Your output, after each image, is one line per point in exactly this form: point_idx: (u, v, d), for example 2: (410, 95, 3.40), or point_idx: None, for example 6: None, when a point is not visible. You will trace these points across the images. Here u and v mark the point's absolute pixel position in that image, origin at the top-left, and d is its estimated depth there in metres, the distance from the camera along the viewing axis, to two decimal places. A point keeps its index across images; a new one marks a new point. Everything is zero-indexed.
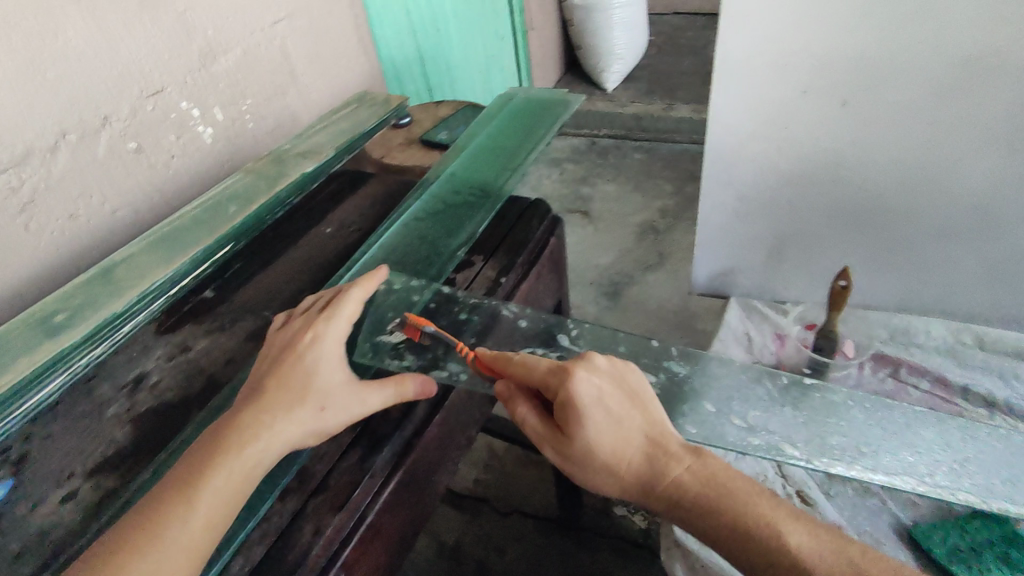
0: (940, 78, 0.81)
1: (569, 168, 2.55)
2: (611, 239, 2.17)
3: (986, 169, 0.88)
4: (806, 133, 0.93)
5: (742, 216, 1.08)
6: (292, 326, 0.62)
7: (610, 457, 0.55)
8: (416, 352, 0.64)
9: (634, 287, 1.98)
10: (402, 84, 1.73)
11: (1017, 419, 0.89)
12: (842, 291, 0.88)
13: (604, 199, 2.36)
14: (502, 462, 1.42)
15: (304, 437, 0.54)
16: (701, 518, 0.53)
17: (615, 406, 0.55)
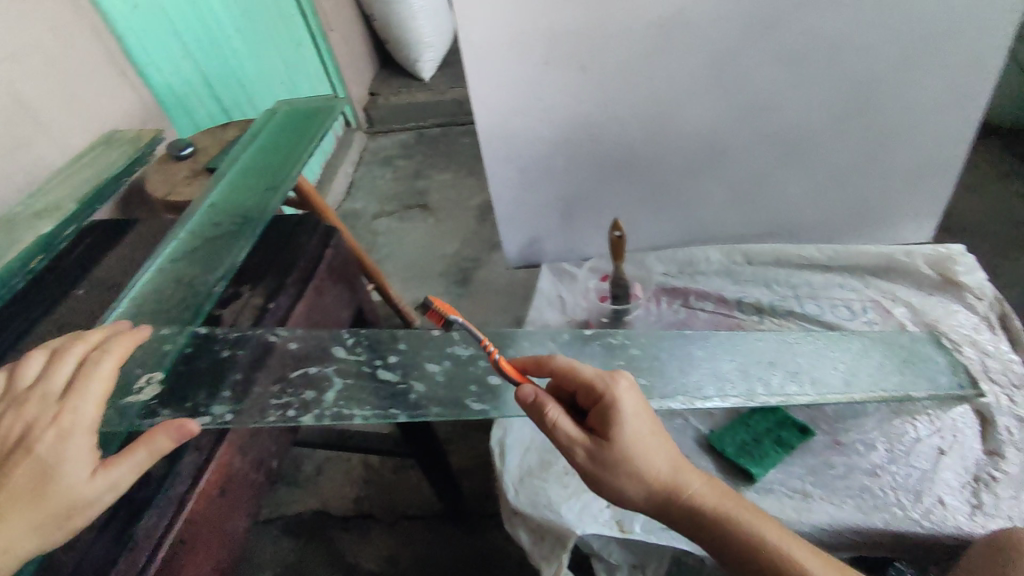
0: (650, 35, 0.89)
1: (400, 165, 2.51)
2: (453, 228, 2.18)
3: (710, 110, 0.98)
4: (558, 101, 0.98)
5: (528, 187, 1.12)
6: (23, 409, 0.53)
7: (643, 467, 0.58)
8: (172, 405, 0.61)
9: (481, 270, 2.01)
10: (193, 112, 1.50)
11: (781, 317, 1.03)
12: (618, 241, 0.96)
13: (440, 188, 2.36)
14: (380, 475, 1.35)
15: (47, 545, 0.48)
16: (716, 534, 0.58)
17: (649, 424, 0.60)
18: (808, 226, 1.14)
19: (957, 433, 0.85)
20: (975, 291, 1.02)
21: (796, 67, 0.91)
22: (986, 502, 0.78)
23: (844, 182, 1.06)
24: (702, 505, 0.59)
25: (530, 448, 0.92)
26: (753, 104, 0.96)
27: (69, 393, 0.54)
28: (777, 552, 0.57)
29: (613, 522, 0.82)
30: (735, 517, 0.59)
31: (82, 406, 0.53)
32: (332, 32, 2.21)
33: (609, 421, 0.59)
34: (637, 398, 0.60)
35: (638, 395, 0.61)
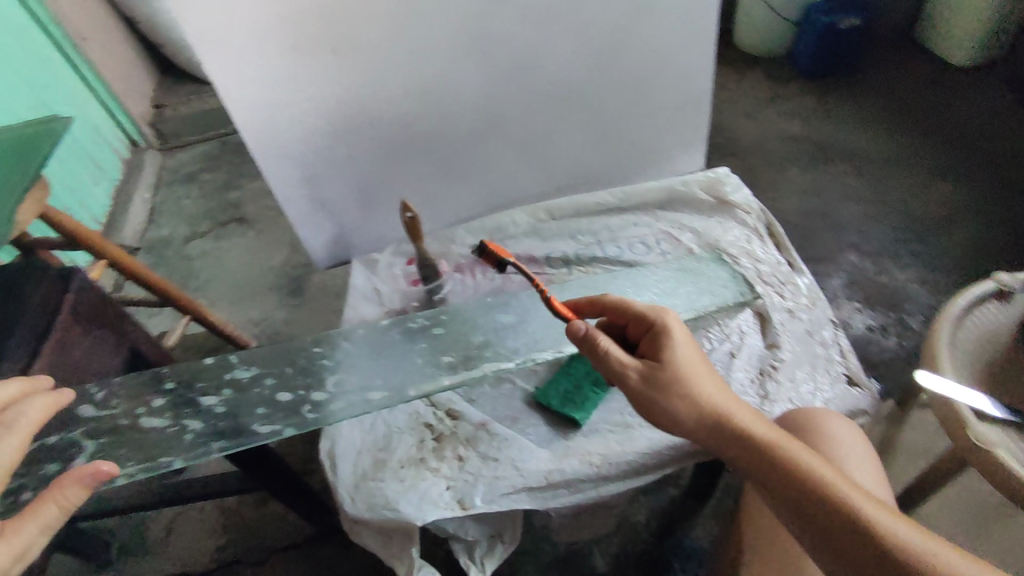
0: (396, 9, 0.86)
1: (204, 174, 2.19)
2: (275, 237, 1.92)
3: (477, 78, 0.97)
4: (320, 88, 0.92)
5: (315, 183, 1.05)
6: None
7: (693, 385, 0.61)
8: None
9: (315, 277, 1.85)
10: None
11: (587, 265, 1.08)
12: (412, 222, 0.93)
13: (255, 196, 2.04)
14: (238, 512, 1.12)
15: None
16: (745, 453, 0.57)
17: (702, 360, 0.64)
18: (600, 173, 1.18)
19: (742, 336, 0.95)
20: (744, 206, 1.13)
21: (546, 23, 0.92)
22: (770, 392, 0.88)
23: (621, 126, 1.10)
24: (742, 427, 0.58)
25: (362, 450, 0.88)
26: (516, 64, 0.97)
27: None
28: (810, 470, 0.54)
29: (454, 502, 0.82)
30: (779, 439, 0.57)
31: None
32: (83, 38, 1.89)
33: (683, 341, 0.64)
34: (688, 336, 0.65)
35: (695, 338, 0.65)
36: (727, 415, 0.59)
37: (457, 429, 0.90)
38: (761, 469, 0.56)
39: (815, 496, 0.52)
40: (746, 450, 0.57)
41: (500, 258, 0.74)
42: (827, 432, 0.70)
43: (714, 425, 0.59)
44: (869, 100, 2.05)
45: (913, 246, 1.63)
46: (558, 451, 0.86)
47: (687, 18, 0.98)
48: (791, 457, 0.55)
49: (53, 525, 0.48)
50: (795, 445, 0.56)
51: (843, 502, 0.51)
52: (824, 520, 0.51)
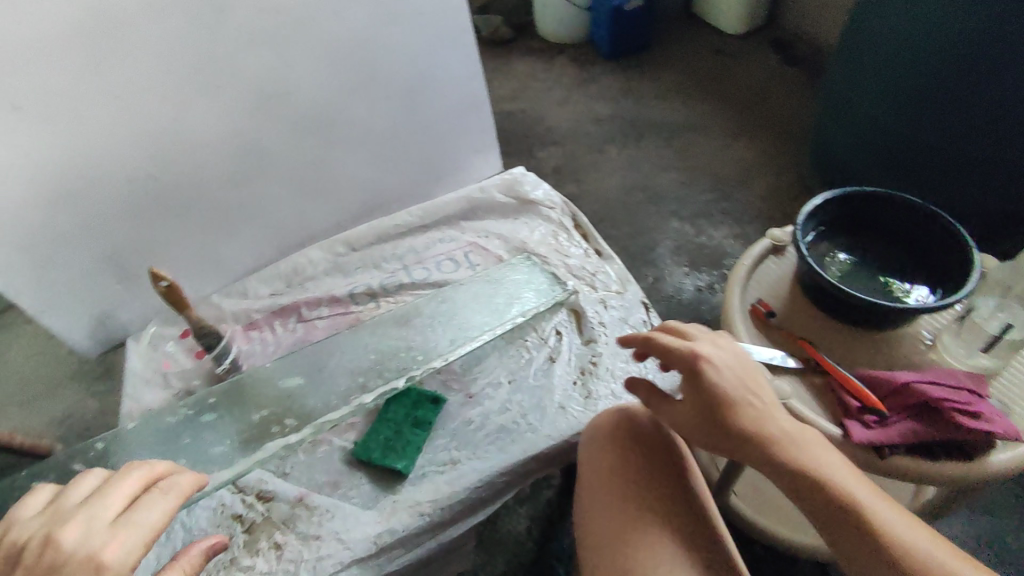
0: (83, 51, 0.73)
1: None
2: None
3: (215, 111, 0.85)
4: (14, 154, 0.75)
5: (48, 265, 0.86)
6: (109, 505, 0.46)
7: (728, 417, 0.56)
8: None
9: None
10: None
11: (396, 294, 1.01)
12: (170, 289, 0.81)
13: None
14: None
15: None
16: (777, 473, 0.55)
17: (740, 372, 0.58)
18: (397, 193, 1.11)
19: (558, 336, 0.93)
20: (546, 202, 1.12)
21: (279, 45, 0.84)
22: (593, 391, 0.86)
23: (403, 140, 1.05)
24: (778, 455, 0.55)
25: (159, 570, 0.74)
26: (261, 91, 0.87)
27: (121, 516, 0.46)
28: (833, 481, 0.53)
29: None
30: (809, 453, 0.54)
31: (136, 523, 0.46)
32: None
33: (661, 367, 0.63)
34: (724, 354, 0.60)
35: (724, 349, 0.60)
36: (776, 446, 0.54)
37: (271, 512, 0.78)
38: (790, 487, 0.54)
39: (839, 514, 0.52)
40: (792, 485, 0.54)
41: (768, 315, 0.82)
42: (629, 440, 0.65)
43: (748, 451, 0.56)
44: (666, 75, 2.17)
45: (724, 204, 1.74)
46: (386, 508, 0.78)
47: (433, 21, 0.96)
48: (819, 477, 0.53)
49: None
50: (822, 462, 0.54)
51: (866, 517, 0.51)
52: (850, 536, 0.51)
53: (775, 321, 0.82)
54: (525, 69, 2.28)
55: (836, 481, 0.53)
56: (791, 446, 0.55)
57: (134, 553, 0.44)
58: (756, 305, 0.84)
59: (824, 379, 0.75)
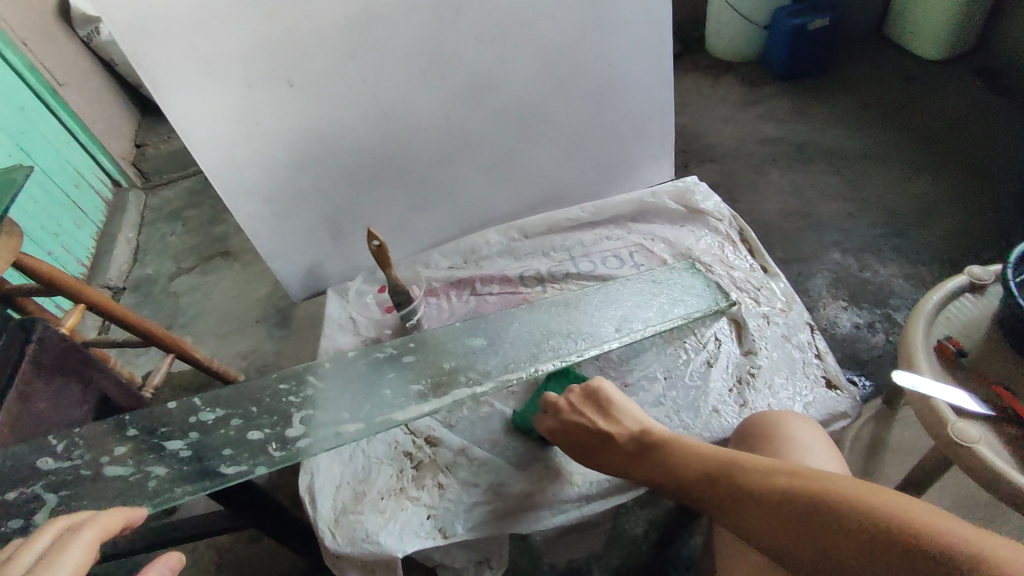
0: (345, 43, 0.88)
1: (190, 216, 2.17)
2: (260, 271, 1.91)
3: (434, 99, 0.98)
4: (281, 121, 0.93)
5: (282, 215, 1.04)
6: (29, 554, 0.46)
7: (617, 445, 0.72)
8: None
9: (301, 306, 1.78)
10: None
11: (562, 282, 1.07)
12: (379, 249, 0.93)
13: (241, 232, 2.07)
14: (234, 553, 1.05)
15: None
16: (679, 482, 0.64)
17: (612, 409, 0.76)
18: (570, 189, 1.18)
19: (718, 343, 0.94)
20: (715, 214, 1.13)
21: (498, 45, 0.95)
22: (749, 401, 0.87)
23: (585, 140, 1.12)
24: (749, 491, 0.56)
25: (342, 484, 0.86)
26: (473, 85, 0.98)
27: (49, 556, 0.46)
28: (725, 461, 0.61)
29: (435, 531, 0.79)
30: (773, 476, 0.55)
31: (68, 553, 0.46)
32: (61, 87, 1.93)
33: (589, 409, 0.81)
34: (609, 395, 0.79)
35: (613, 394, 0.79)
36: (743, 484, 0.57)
37: (437, 455, 0.87)
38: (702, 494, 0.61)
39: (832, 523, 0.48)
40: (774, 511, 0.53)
41: (959, 355, 0.78)
42: (780, 435, 0.69)
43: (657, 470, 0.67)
44: (844, 100, 2.06)
45: (896, 240, 1.63)
46: (539, 473, 0.84)
47: (635, 31, 1.02)
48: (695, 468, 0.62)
49: None
50: (737, 465, 0.59)
51: (740, 476, 0.58)
52: (737, 506, 0.56)
53: (966, 364, 0.78)
54: (689, 84, 2.27)
55: (717, 460, 0.61)
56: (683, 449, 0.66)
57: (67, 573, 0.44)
58: (941, 341, 0.80)
59: (1022, 430, 0.71)
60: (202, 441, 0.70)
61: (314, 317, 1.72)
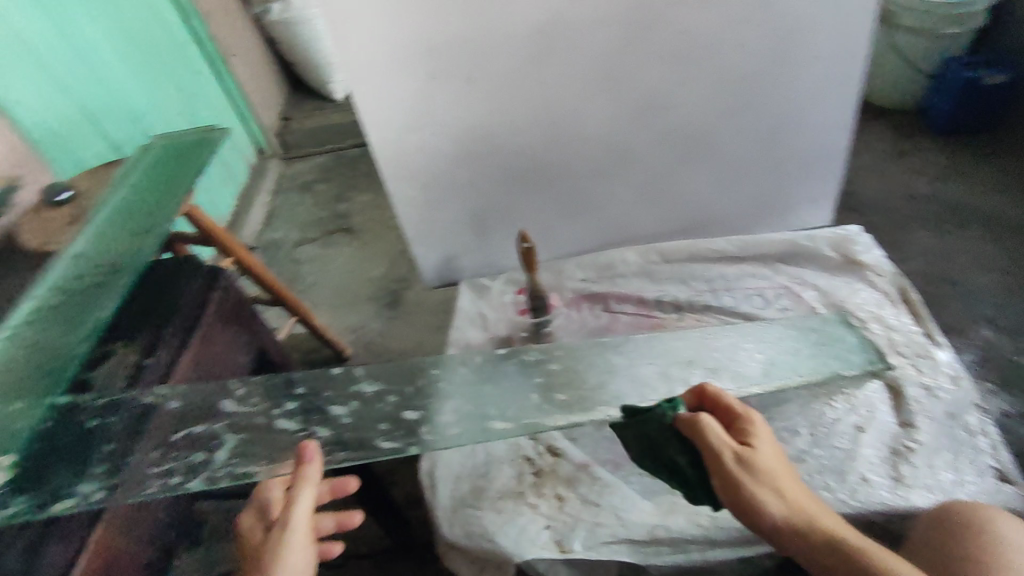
0: (530, 48, 0.88)
1: (319, 189, 2.30)
2: (377, 251, 2.00)
3: (603, 113, 0.97)
4: (454, 115, 0.95)
5: (435, 205, 1.08)
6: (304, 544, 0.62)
7: (779, 477, 0.63)
8: (27, 474, 0.56)
9: (410, 290, 1.84)
10: (75, 150, 1.38)
11: (701, 312, 1.04)
12: (526, 252, 0.93)
13: (362, 211, 2.17)
14: None
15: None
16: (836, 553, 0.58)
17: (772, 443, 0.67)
18: (716, 219, 1.16)
19: (872, 408, 0.87)
20: (874, 267, 1.05)
21: (680, 66, 0.92)
22: (905, 475, 0.80)
23: (743, 172, 1.09)
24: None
25: (461, 476, 0.87)
26: (645, 102, 0.96)
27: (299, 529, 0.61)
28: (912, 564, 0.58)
29: (553, 542, 0.79)
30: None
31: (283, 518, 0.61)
32: (229, 57, 2.09)
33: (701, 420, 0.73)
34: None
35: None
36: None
37: (558, 467, 0.86)
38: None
39: None
40: None
41: None
42: (990, 532, 0.63)
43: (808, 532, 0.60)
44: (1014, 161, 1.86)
45: None
46: (664, 506, 0.81)
47: (828, 67, 0.95)
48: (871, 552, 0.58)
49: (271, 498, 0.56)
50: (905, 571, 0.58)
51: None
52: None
53: None
54: None
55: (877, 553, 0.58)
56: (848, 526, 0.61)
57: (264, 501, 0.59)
58: None
59: None
60: (364, 412, 0.67)
61: (422, 304, 1.77)
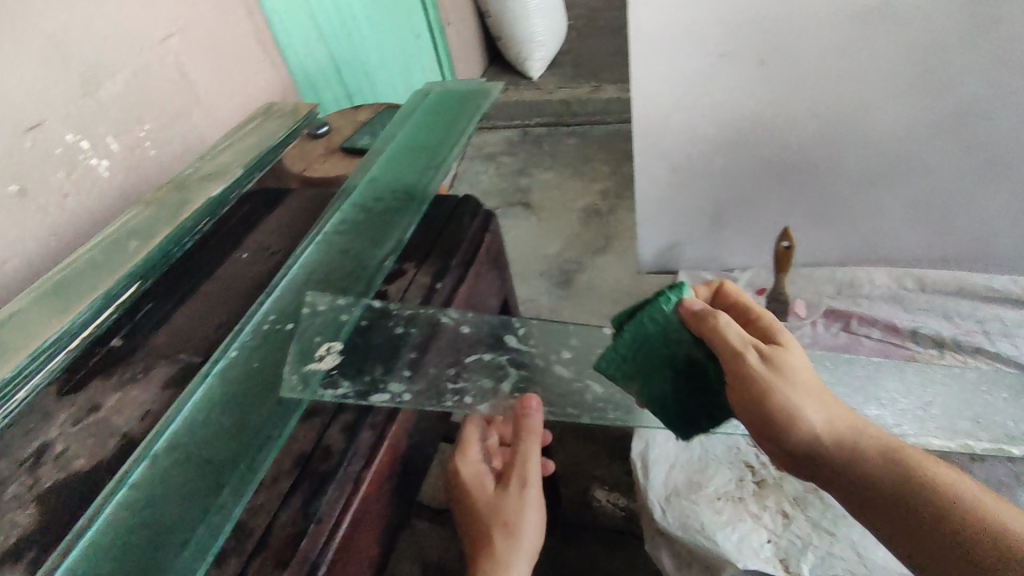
0: (837, 34, 0.81)
1: (503, 162, 2.35)
2: (555, 229, 2.00)
3: (899, 115, 0.88)
4: (729, 97, 0.91)
5: (676, 187, 1.06)
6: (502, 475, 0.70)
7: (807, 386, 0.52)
8: (342, 358, 0.62)
9: (583, 273, 1.81)
10: (319, 92, 1.64)
11: (967, 355, 0.91)
12: (786, 252, 0.88)
13: (543, 188, 2.18)
14: None
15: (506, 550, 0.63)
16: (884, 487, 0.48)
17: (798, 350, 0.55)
18: (992, 253, 1.02)
19: None
20: None
21: (1014, 72, 0.80)
22: None
23: None
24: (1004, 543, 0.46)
25: (675, 466, 0.86)
26: (953, 108, 0.85)
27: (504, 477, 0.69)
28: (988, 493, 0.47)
29: (777, 561, 0.74)
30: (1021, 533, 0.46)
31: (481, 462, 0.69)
32: (448, 26, 2.19)
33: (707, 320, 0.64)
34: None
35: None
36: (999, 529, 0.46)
37: (784, 482, 0.82)
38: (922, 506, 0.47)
39: None
40: None
41: None
42: None
43: (853, 447, 0.50)
44: None
45: None
46: None
47: None
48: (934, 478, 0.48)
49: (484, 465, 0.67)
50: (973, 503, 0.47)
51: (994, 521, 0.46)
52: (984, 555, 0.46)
53: None
54: None
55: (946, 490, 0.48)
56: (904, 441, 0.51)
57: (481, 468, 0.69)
58: None
59: None
60: None
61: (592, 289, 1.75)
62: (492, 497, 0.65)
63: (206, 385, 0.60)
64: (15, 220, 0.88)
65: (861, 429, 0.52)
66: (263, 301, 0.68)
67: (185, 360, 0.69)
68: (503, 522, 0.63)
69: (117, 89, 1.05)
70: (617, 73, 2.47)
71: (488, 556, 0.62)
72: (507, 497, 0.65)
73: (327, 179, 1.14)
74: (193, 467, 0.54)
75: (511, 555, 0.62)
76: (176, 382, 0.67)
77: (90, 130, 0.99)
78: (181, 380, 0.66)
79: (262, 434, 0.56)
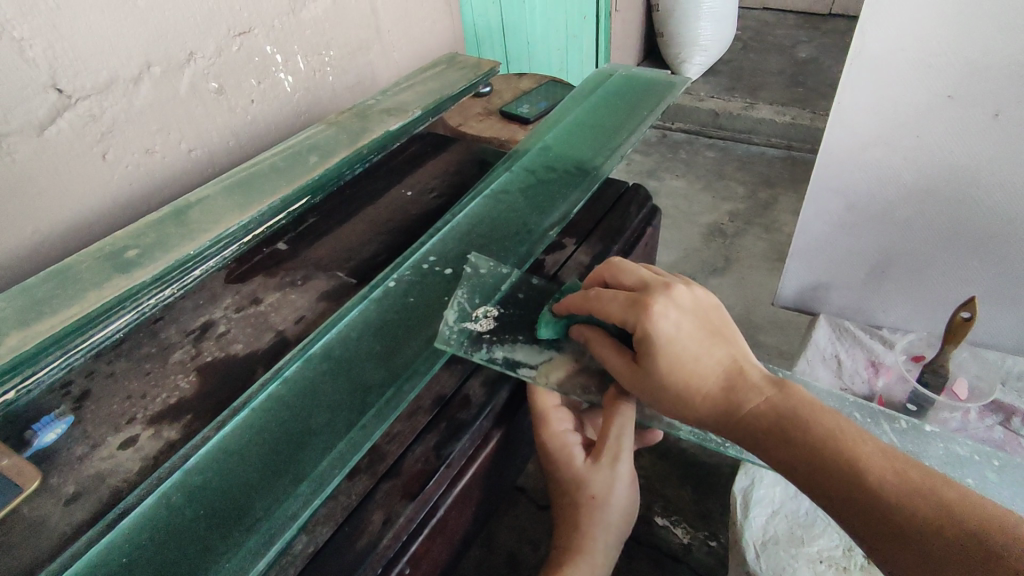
0: None
1: (636, 160, 2.27)
2: (674, 237, 1.89)
3: None
4: (940, 146, 0.82)
5: (847, 228, 0.98)
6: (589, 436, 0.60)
7: (686, 365, 0.49)
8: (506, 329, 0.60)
9: None
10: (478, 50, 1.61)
11: None
12: (965, 323, 0.78)
13: (670, 195, 2.07)
14: None
15: (595, 531, 0.57)
16: (779, 446, 0.46)
17: (688, 324, 0.51)
18: None
19: None
20: None
21: None
22: None
23: None
24: (888, 503, 0.41)
25: (778, 512, 0.81)
26: None
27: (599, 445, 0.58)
28: (944, 500, 0.40)
29: None
30: (895, 495, 0.41)
31: (555, 429, 0.58)
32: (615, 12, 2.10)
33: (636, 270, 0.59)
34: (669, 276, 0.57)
35: (701, 291, 0.55)
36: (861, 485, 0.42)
37: None
38: (866, 525, 0.41)
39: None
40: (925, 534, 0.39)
41: None
42: None
43: (815, 455, 0.44)
44: None
45: None
46: None
47: None
48: (818, 435, 0.45)
49: (563, 431, 0.58)
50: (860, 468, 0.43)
51: (877, 484, 0.42)
52: (872, 507, 0.41)
53: None
54: None
55: (831, 452, 0.44)
56: (864, 451, 0.43)
57: (562, 430, 0.58)
58: None
59: None
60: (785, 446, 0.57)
61: None
62: (580, 467, 0.57)
63: (362, 308, 0.64)
64: (205, 114, 0.89)
65: (740, 404, 0.48)
66: (427, 241, 0.72)
67: (342, 278, 0.72)
68: (592, 496, 0.57)
69: (317, 14, 1.01)
70: (775, 93, 2.31)
71: (569, 528, 0.58)
72: (598, 470, 0.57)
73: (477, 141, 1.06)
74: (342, 381, 0.57)
75: (596, 528, 0.57)
76: (330, 295, 0.69)
77: (286, 45, 0.97)
78: (335, 296, 0.69)
79: (410, 367, 0.57)
